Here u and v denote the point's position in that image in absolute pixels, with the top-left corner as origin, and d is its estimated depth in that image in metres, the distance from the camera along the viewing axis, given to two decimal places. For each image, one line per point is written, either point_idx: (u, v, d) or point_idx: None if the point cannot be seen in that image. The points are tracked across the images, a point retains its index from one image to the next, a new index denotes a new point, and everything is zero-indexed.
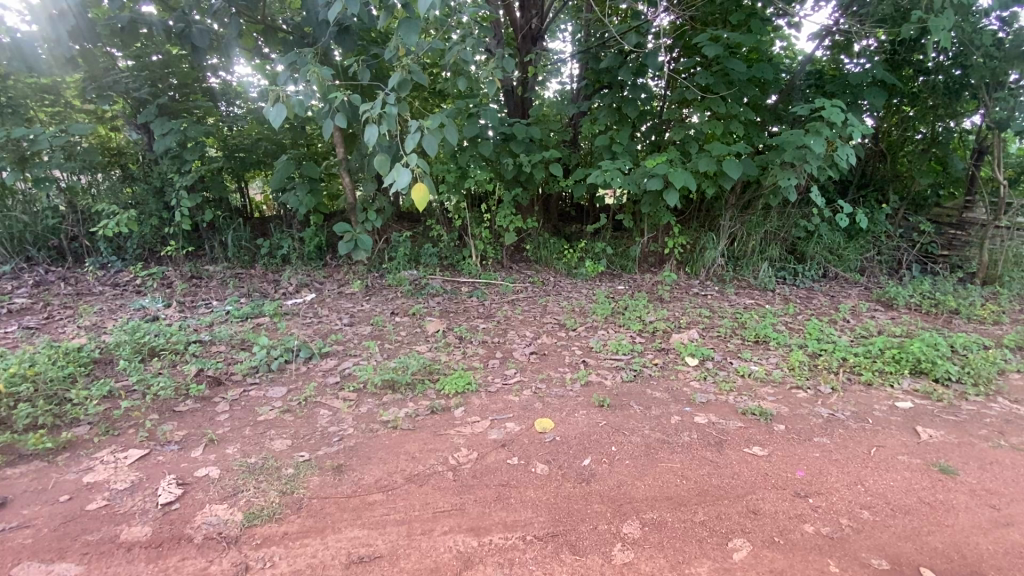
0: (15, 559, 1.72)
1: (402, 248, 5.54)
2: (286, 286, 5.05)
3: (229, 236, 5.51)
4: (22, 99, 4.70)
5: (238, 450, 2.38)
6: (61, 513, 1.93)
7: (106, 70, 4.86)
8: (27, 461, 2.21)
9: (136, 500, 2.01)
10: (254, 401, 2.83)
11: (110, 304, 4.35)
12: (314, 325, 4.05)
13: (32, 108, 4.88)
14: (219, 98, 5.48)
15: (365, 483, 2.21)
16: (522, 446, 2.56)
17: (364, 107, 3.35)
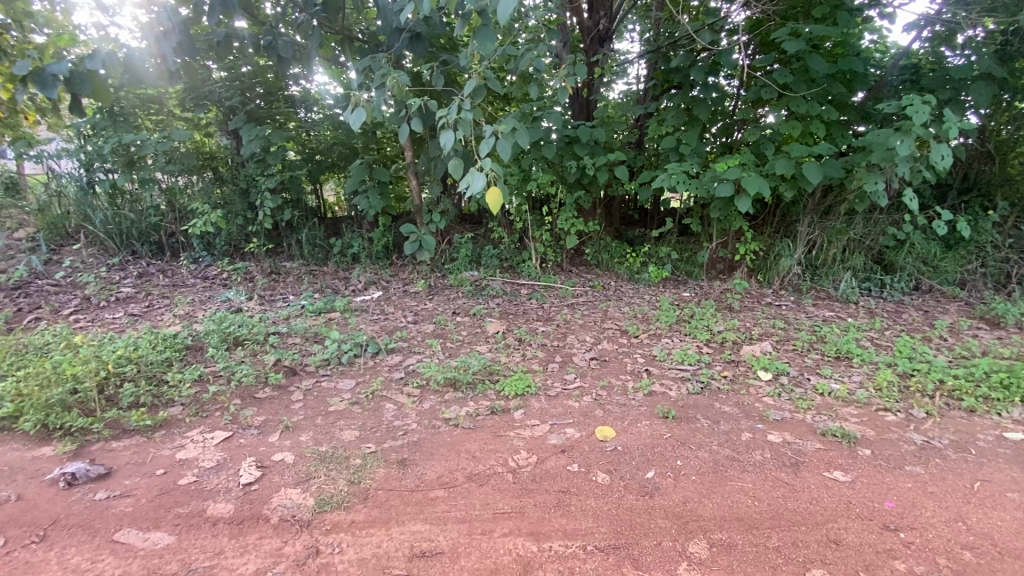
0: (119, 524, 1.89)
1: (464, 249, 5.63)
2: (355, 284, 5.28)
3: (305, 235, 5.83)
4: (131, 109, 5.31)
5: (311, 438, 2.50)
6: (157, 485, 2.11)
7: (203, 81, 5.34)
8: (129, 436, 2.43)
9: (221, 479, 2.16)
10: (325, 392, 2.97)
11: (201, 295, 4.73)
12: (381, 321, 4.21)
13: (140, 116, 5.41)
14: (299, 105, 5.79)
15: (427, 478, 2.25)
16: (583, 453, 2.51)
17: (442, 114, 3.46)
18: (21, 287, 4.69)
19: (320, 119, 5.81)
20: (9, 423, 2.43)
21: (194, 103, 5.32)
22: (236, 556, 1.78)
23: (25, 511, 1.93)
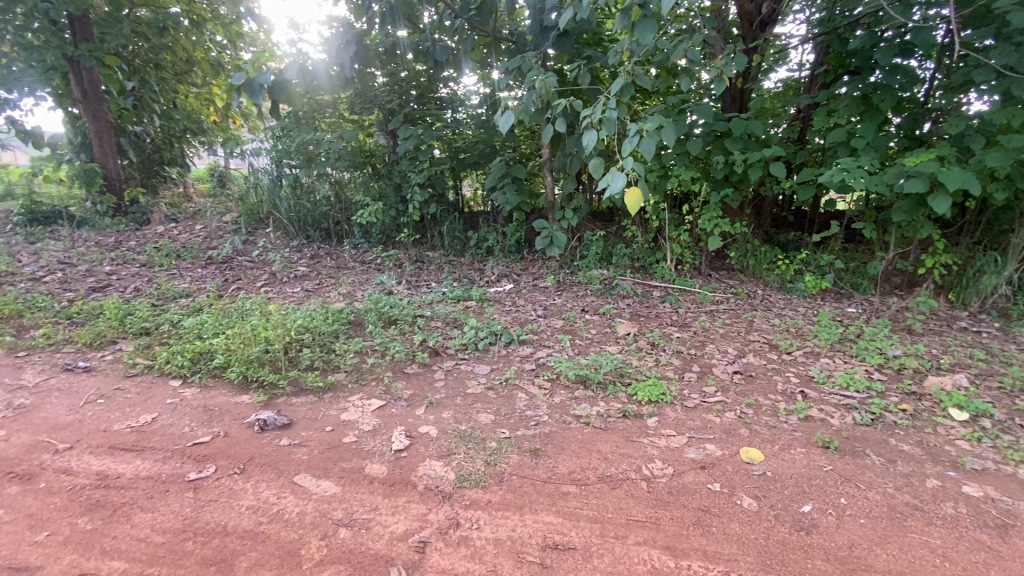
0: (297, 468, 2.19)
1: (596, 246, 5.54)
2: (489, 275, 5.50)
3: (446, 227, 6.22)
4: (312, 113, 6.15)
5: (452, 416, 2.66)
6: (326, 440, 2.41)
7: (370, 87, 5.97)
8: (306, 393, 2.81)
9: (377, 442, 2.40)
10: (464, 374, 3.15)
11: (358, 277, 5.31)
12: (513, 312, 4.34)
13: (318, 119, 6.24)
14: (447, 106, 6.20)
15: (559, 471, 2.26)
16: (726, 473, 2.32)
17: (586, 112, 3.43)
18: (227, 261, 5.70)
19: (464, 119, 6.14)
20: (220, 371, 2.96)
21: (361, 107, 6.00)
22: (389, 514, 1.95)
23: (231, 445, 2.33)
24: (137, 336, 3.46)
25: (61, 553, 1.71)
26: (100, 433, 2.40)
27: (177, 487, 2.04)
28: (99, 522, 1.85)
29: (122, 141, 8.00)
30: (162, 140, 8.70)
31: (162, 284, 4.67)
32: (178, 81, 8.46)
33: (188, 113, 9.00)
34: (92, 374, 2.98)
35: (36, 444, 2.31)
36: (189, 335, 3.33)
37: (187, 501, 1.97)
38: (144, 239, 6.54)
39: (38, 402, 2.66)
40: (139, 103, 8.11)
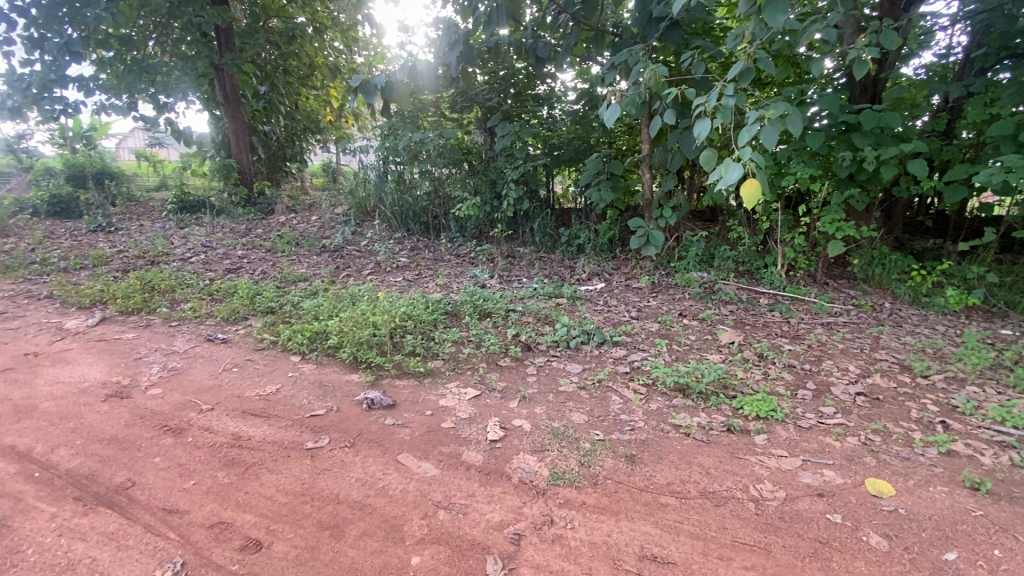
0: (400, 448, 2.31)
1: (696, 248, 5.26)
2: (581, 273, 5.43)
3: (538, 223, 6.22)
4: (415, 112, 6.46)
5: (545, 412, 2.65)
6: (426, 423, 2.51)
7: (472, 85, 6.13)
8: (407, 377, 2.96)
9: (474, 431, 2.46)
10: (556, 371, 3.13)
11: (454, 270, 5.50)
12: (606, 312, 4.24)
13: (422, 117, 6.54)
14: (544, 103, 6.20)
15: (657, 481, 2.16)
16: (848, 504, 2.09)
17: (699, 102, 3.23)
18: (338, 250, 6.16)
19: (561, 115, 6.10)
20: (333, 351, 3.20)
21: (463, 104, 6.18)
22: (486, 502, 1.99)
23: (342, 420, 2.51)
24: (263, 314, 3.85)
25: (204, 501, 1.94)
26: (234, 398, 2.70)
27: (297, 454, 2.24)
28: (234, 477, 2.08)
29: (254, 140, 8.94)
30: (285, 138, 9.61)
31: (283, 269, 5.16)
32: (301, 84, 9.28)
33: (308, 114, 9.83)
34: (227, 345, 3.37)
35: (186, 403, 2.64)
36: (306, 316, 3.64)
37: (306, 467, 2.15)
38: (269, 228, 7.28)
39: (187, 366, 3.05)
40: (268, 104, 8.99)
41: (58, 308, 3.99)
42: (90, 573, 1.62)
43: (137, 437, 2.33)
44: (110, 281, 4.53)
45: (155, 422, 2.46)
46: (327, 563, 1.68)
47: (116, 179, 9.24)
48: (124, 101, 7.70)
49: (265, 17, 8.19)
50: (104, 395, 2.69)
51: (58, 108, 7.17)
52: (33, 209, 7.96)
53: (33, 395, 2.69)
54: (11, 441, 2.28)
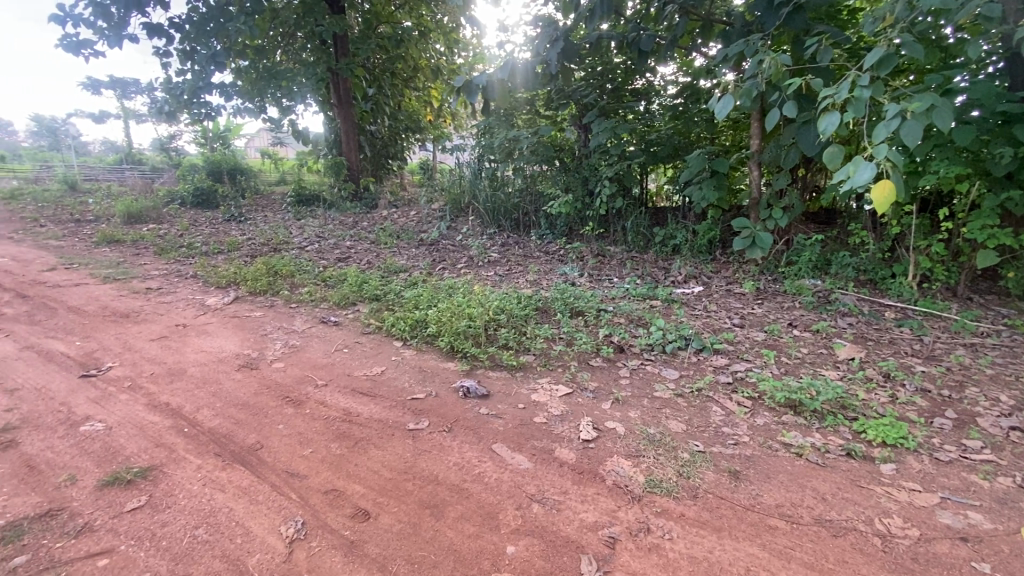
0: (495, 438, 2.36)
1: (809, 253, 4.83)
2: (676, 275, 5.20)
3: (631, 222, 6.01)
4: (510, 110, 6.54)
5: (639, 417, 2.57)
6: (519, 416, 2.54)
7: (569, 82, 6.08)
8: (500, 369, 3.02)
9: (566, 428, 2.45)
10: (651, 376, 3.02)
11: (544, 267, 5.51)
12: (704, 318, 4.02)
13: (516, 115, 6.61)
14: (641, 98, 6.00)
15: (765, 502, 2.01)
16: (1001, 555, 1.80)
17: (826, 93, 2.92)
18: (434, 244, 6.44)
19: (660, 110, 5.86)
20: (431, 339, 3.35)
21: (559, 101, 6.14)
22: (579, 501, 1.97)
23: (441, 405, 2.62)
24: (369, 301, 4.12)
25: (320, 468, 2.12)
26: (345, 376, 2.93)
27: (400, 433, 2.37)
28: (345, 449, 2.24)
29: (361, 140, 9.59)
30: (389, 137, 10.19)
31: (386, 260, 5.49)
32: (405, 86, 9.78)
33: (410, 114, 10.33)
34: (338, 328, 3.65)
35: (304, 377, 2.91)
36: (408, 305, 3.84)
37: (408, 447, 2.27)
38: (373, 221, 7.77)
39: (305, 344, 3.36)
40: (375, 106, 9.58)
41: (201, 287, 4.57)
42: (228, 520, 1.83)
43: (265, 405, 2.60)
44: (241, 265, 5.11)
45: (278, 392, 2.73)
46: (427, 540, 1.76)
47: (246, 175, 10.37)
48: (255, 105, 8.61)
49: (376, 23, 8.73)
50: (237, 365, 3.04)
51: (203, 112, 8.19)
52: (181, 200, 9.17)
53: (183, 360, 3.10)
54: (167, 399, 2.65)
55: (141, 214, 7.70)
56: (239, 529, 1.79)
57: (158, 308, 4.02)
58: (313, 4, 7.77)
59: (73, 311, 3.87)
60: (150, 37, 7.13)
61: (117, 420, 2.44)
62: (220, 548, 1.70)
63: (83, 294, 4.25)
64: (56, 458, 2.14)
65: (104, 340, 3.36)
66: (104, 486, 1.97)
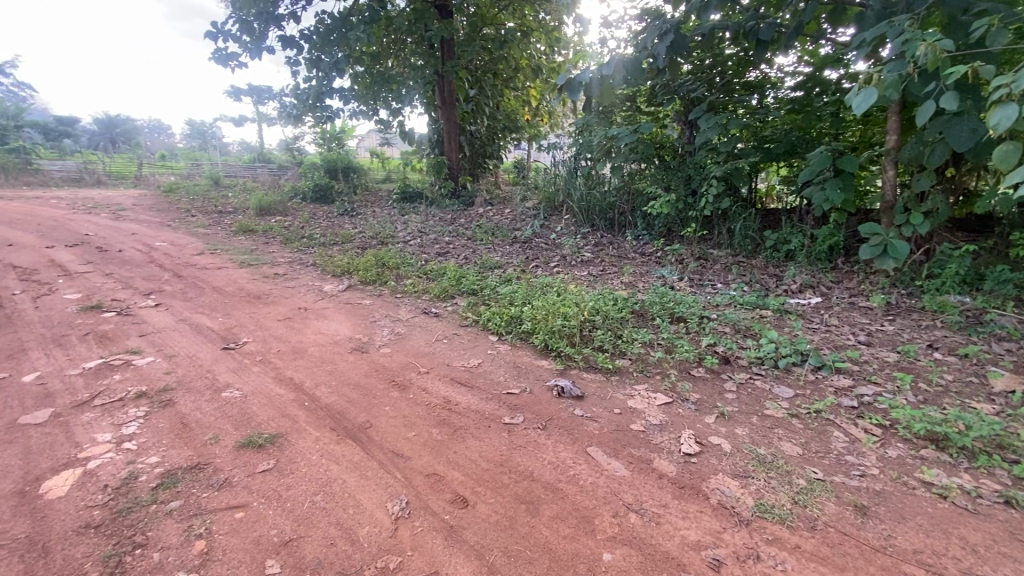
0: (590, 441, 2.31)
1: (956, 265, 4.20)
2: (789, 283, 4.77)
3: (738, 224, 5.60)
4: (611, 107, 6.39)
5: (747, 435, 2.40)
6: (615, 422, 2.47)
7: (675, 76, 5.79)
8: (596, 371, 2.96)
9: (665, 439, 2.35)
10: (761, 392, 2.80)
11: (641, 269, 5.33)
12: (823, 332, 3.65)
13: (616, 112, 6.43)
14: (753, 91, 5.56)
15: (898, 545, 1.77)
16: None
17: (999, 83, 2.45)
18: (527, 242, 6.49)
19: (777, 104, 5.39)
20: (526, 336, 3.38)
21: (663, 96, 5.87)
22: (680, 517, 1.88)
23: (536, 402, 2.63)
24: (467, 295, 4.25)
25: (422, 452, 2.22)
26: (444, 365, 3.05)
27: (496, 426, 2.42)
28: (445, 436, 2.33)
29: (462, 140, 9.94)
30: (487, 137, 10.45)
31: (482, 256, 5.65)
32: (505, 86, 9.96)
33: (508, 114, 10.50)
34: (438, 319, 3.81)
35: (408, 363, 3.07)
36: (504, 301, 3.91)
37: (503, 441, 2.30)
38: (470, 218, 8.03)
39: (408, 333, 3.54)
40: (476, 106, 9.88)
41: (318, 274, 5.01)
42: (341, 491, 1.98)
43: (373, 387, 2.79)
44: (353, 256, 5.52)
45: (385, 376, 2.92)
46: (523, 536, 1.77)
47: (357, 172, 11.20)
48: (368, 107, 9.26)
49: (481, 25, 8.83)
50: (349, 348, 3.28)
51: (325, 115, 8.98)
52: (302, 195, 10.13)
53: (304, 340, 3.42)
54: (290, 374, 2.93)
55: (271, 207, 8.62)
56: (352, 500, 1.92)
57: (283, 292, 4.47)
58: (423, 11, 8.17)
59: (217, 291, 4.42)
60: (285, 49, 7.96)
61: (251, 389, 2.75)
62: (335, 516, 1.84)
63: (224, 277, 4.84)
64: (203, 418, 2.46)
65: (240, 318, 3.80)
66: (241, 447, 2.23)
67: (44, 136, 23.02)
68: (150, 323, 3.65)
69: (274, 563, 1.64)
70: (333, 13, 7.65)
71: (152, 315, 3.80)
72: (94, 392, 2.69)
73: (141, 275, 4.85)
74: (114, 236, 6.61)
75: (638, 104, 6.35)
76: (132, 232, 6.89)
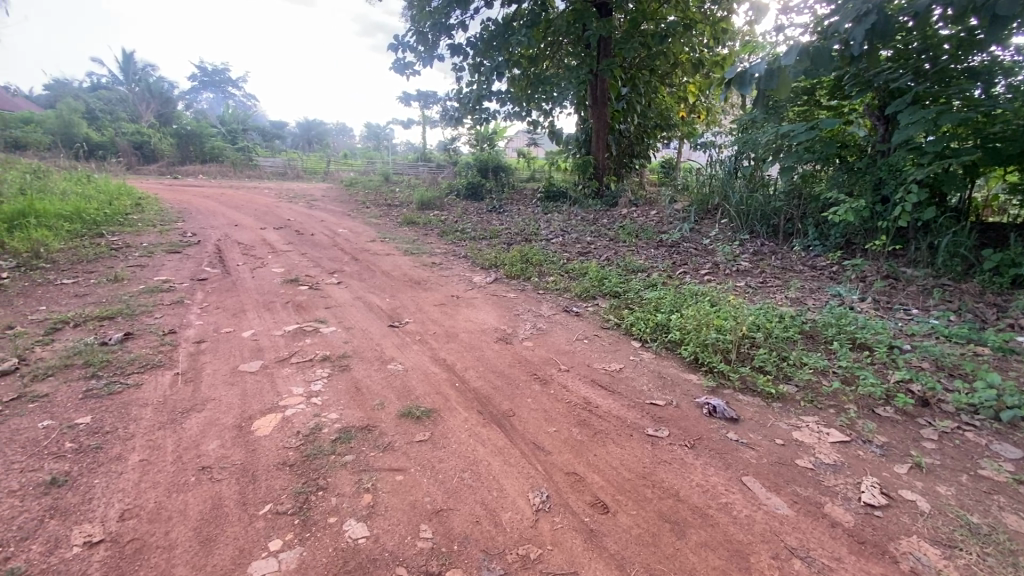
0: (745, 470, 2.10)
1: None
2: (1017, 316, 3.81)
3: (945, 240, 4.62)
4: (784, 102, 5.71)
5: (953, 496, 1.97)
6: (777, 453, 2.21)
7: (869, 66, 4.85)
8: (753, 394, 2.69)
9: (840, 483, 2.04)
10: (973, 447, 2.28)
11: (808, 284, 4.71)
12: None
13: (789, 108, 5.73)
14: (977, 79, 4.35)
15: None
16: None
17: None
18: (675, 246, 6.16)
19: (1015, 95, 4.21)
20: (673, 346, 3.21)
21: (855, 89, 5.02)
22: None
23: (683, 417, 2.47)
24: (610, 297, 4.18)
25: (564, 449, 2.23)
26: (585, 366, 3.03)
27: (638, 436, 2.32)
28: (585, 437, 2.31)
29: (610, 139, 9.78)
30: (637, 136, 10.15)
31: (626, 258, 5.50)
32: (661, 83, 9.54)
33: (661, 112, 10.06)
34: (579, 318, 3.80)
35: (550, 359, 3.12)
36: (649, 306, 3.76)
37: (646, 453, 2.20)
38: (613, 219, 7.88)
39: (550, 329, 3.59)
40: (628, 104, 9.61)
41: (469, 266, 5.34)
42: (487, 472, 2.07)
43: (517, 378, 2.88)
44: (500, 250, 5.78)
45: (528, 368, 2.99)
46: (667, 556, 1.67)
47: (506, 171, 11.70)
48: (522, 109, 9.58)
49: (642, 20, 8.40)
50: (495, 338, 3.44)
51: (483, 117, 9.52)
52: (456, 192, 10.91)
53: (455, 325, 3.66)
54: (443, 355, 3.17)
55: (430, 202, 9.44)
56: (496, 484, 2.01)
57: (438, 279, 4.85)
58: (583, 10, 8.15)
59: (384, 274, 4.97)
60: (453, 56, 8.60)
61: (411, 365, 3.03)
62: (482, 496, 1.94)
63: (390, 262, 5.41)
64: (372, 385, 2.78)
65: (402, 300, 4.22)
66: (401, 416, 2.46)
67: (263, 138, 28.08)
68: (333, 297, 4.23)
69: (427, 528, 1.78)
70: (497, 19, 8.07)
71: (334, 291, 4.41)
72: (291, 351, 3.21)
73: (327, 256, 5.66)
74: (308, 222, 7.81)
75: (818, 98, 5.55)
76: (321, 219, 8.06)
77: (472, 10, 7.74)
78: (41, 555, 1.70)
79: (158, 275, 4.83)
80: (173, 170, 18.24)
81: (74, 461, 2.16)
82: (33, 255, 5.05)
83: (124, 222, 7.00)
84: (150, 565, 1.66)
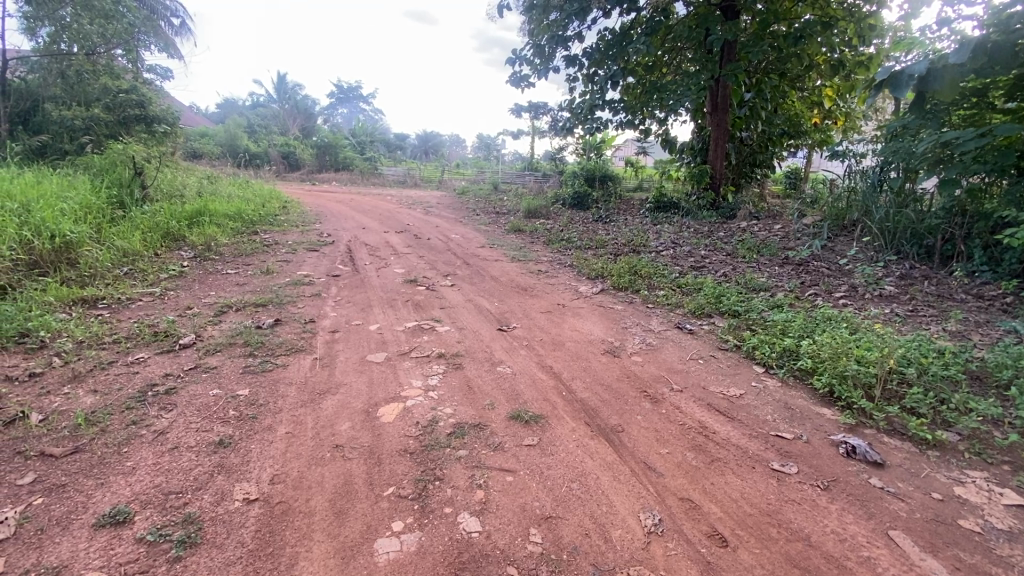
0: (891, 522, 1.86)
1: None
2: None
3: None
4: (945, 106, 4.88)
5: None
6: (933, 509, 1.93)
7: None
8: (902, 438, 2.36)
9: (1017, 554, 1.71)
10: None
11: (973, 315, 4.04)
12: None
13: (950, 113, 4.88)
14: None
15: None
16: None
17: None
18: (802, 264, 5.64)
19: None
20: (803, 374, 2.94)
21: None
22: None
23: (815, 454, 2.25)
24: (727, 316, 3.94)
25: (677, 473, 2.14)
26: (700, 388, 2.87)
27: (761, 469, 2.16)
28: (701, 463, 2.20)
29: (729, 147, 9.22)
30: (760, 144, 9.47)
31: (744, 275, 5.14)
32: (791, 87, 8.80)
33: (788, 118, 9.28)
34: (692, 336, 3.63)
35: (662, 376, 3.02)
36: (774, 329, 3.48)
37: (771, 489, 2.03)
38: (731, 232, 7.40)
39: (661, 346, 3.47)
40: (751, 111, 8.99)
41: (575, 275, 5.34)
42: (596, 486, 2.06)
43: (625, 393, 2.82)
44: (607, 261, 5.70)
45: (637, 385, 2.91)
46: None
47: (614, 181, 11.55)
48: (634, 117, 9.39)
49: (773, 21, 7.78)
50: (603, 350, 3.40)
51: (594, 126, 9.49)
52: (563, 201, 10.97)
53: (563, 334, 3.68)
54: (551, 362, 3.20)
55: (537, 210, 9.61)
56: (606, 499, 1.98)
57: (545, 287, 4.91)
58: (706, 15, 7.76)
59: (494, 279, 5.15)
60: (567, 67, 8.70)
61: (520, 369, 3.11)
62: (592, 509, 1.93)
63: (499, 268, 5.60)
64: (483, 385, 2.89)
65: (511, 305, 4.34)
66: (511, 419, 2.54)
67: (387, 149, 30.57)
68: (447, 299, 4.48)
69: (536, 533, 1.81)
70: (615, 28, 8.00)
71: (448, 293, 4.66)
72: (411, 346, 3.45)
73: (441, 259, 6.01)
74: (425, 227, 8.37)
75: (989, 100, 4.65)
76: (436, 225, 8.58)
77: (590, 21, 7.76)
78: (212, 504, 2.00)
79: (300, 270, 5.46)
80: (311, 176, 20.52)
81: (235, 427, 2.52)
82: (206, 249, 5.97)
83: (274, 223, 8.02)
84: (295, 527, 1.88)
